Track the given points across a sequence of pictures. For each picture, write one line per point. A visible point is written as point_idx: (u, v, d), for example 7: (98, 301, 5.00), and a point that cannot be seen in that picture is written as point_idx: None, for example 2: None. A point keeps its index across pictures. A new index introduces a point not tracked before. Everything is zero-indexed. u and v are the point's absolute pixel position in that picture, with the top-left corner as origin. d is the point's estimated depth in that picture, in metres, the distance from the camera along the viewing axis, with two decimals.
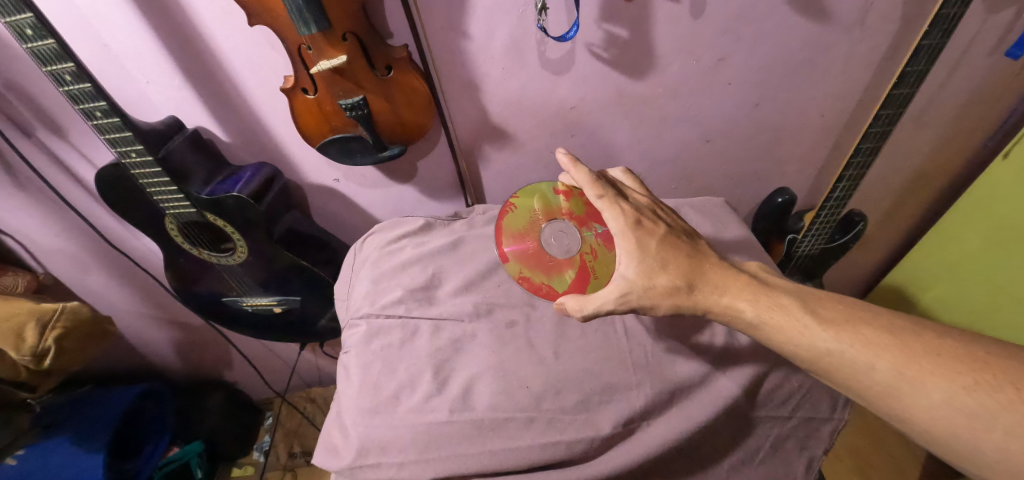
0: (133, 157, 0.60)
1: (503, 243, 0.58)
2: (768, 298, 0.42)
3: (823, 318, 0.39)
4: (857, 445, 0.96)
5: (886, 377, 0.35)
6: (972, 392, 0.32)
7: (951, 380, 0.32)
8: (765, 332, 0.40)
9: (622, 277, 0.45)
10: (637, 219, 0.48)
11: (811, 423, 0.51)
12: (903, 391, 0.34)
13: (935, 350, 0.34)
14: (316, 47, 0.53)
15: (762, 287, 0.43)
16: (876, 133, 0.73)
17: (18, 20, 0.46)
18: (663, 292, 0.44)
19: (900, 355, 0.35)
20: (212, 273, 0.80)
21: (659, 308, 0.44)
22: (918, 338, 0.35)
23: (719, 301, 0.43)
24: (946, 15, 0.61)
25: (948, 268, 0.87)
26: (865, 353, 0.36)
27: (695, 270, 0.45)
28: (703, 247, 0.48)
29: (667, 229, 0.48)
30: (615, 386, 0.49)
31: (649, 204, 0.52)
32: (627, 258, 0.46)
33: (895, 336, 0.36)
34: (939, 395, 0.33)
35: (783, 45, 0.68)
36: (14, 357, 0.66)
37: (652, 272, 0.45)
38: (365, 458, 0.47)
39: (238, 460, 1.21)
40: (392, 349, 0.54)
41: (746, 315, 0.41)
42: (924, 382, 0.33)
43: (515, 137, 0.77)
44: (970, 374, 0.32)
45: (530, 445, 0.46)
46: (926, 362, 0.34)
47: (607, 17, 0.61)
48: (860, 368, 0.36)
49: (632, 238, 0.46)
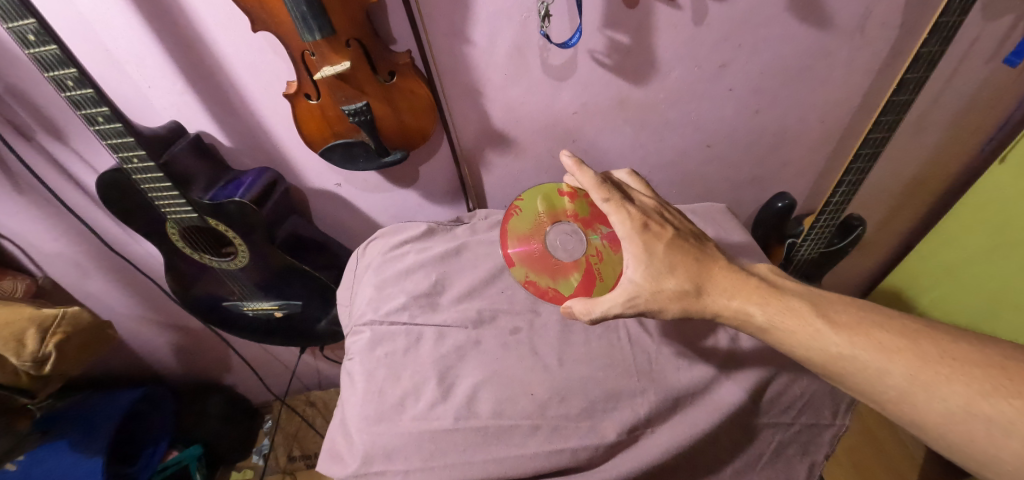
0: (135, 163, 0.60)
1: (508, 246, 0.58)
2: (778, 302, 0.42)
3: (834, 321, 0.39)
4: (861, 449, 0.96)
5: (901, 382, 0.35)
6: (989, 398, 0.32)
7: (968, 385, 0.33)
8: (776, 336, 0.41)
9: (630, 280, 0.45)
10: (645, 222, 0.48)
11: (813, 429, 0.52)
12: (918, 396, 0.34)
13: (952, 354, 0.34)
14: (319, 53, 0.52)
15: (771, 290, 0.43)
16: (876, 138, 0.73)
17: (20, 27, 0.45)
18: (672, 296, 0.44)
19: (914, 360, 0.35)
20: (213, 277, 0.80)
21: (668, 311, 0.45)
22: (933, 342, 0.36)
23: (728, 305, 0.43)
24: (945, 24, 0.61)
25: (943, 269, 0.88)
26: (879, 358, 0.36)
27: (704, 273, 0.45)
28: (712, 250, 0.48)
29: (675, 232, 0.48)
30: (618, 394, 0.49)
31: (655, 207, 0.52)
32: (634, 262, 0.46)
33: (910, 340, 0.36)
34: (956, 400, 0.33)
35: (783, 51, 0.68)
36: (15, 362, 0.66)
37: (661, 275, 0.45)
38: (371, 466, 0.47)
39: (238, 463, 1.20)
40: (396, 356, 0.54)
41: (756, 319, 0.42)
42: (940, 387, 0.33)
43: (516, 143, 0.77)
44: (987, 379, 0.32)
45: (536, 453, 0.46)
46: (942, 367, 0.34)
47: (609, 24, 0.62)
48: (873, 372, 0.36)
49: (639, 242, 0.47)
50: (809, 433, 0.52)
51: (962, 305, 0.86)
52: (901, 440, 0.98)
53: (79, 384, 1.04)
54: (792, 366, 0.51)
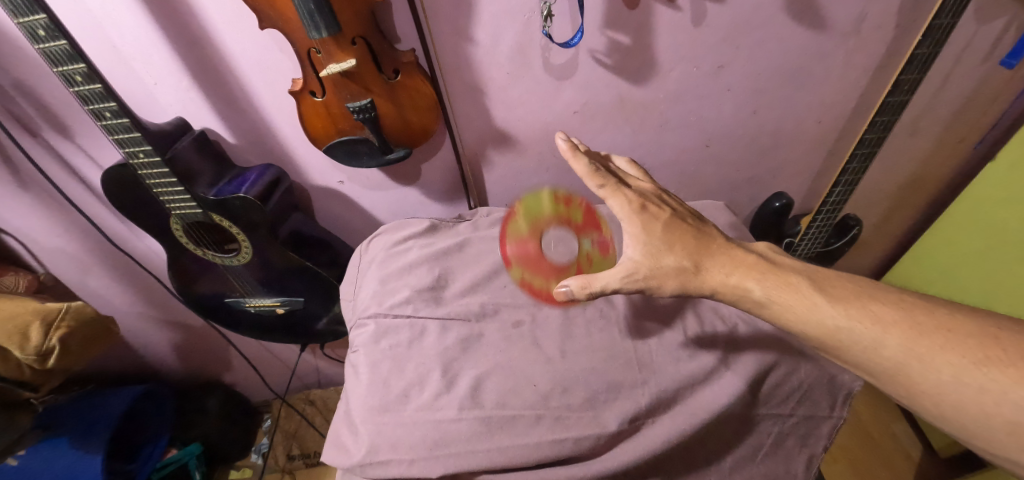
0: (141, 158, 0.61)
1: (506, 247, 0.61)
2: (775, 277, 0.42)
3: (831, 295, 0.40)
4: (855, 447, 0.97)
5: (895, 352, 0.35)
6: (982, 366, 0.32)
7: (961, 355, 0.33)
8: (773, 310, 0.41)
9: (628, 258, 0.46)
10: (642, 204, 0.49)
11: (812, 420, 0.52)
12: (912, 367, 0.34)
13: (946, 326, 0.35)
14: (326, 50, 0.53)
15: (768, 266, 0.44)
16: (871, 139, 0.75)
17: (31, 21, 0.46)
18: (670, 272, 0.45)
19: (908, 332, 0.35)
20: (216, 274, 0.80)
21: (666, 288, 0.45)
22: (929, 315, 0.36)
23: (726, 280, 0.44)
24: (939, 25, 0.62)
25: (939, 268, 0.90)
26: (874, 330, 0.36)
27: (702, 251, 0.46)
28: (710, 229, 0.49)
29: (672, 213, 0.49)
30: (619, 384, 0.50)
31: (653, 190, 0.53)
32: (633, 240, 0.47)
33: (906, 312, 0.37)
34: (949, 369, 0.33)
35: (781, 53, 0.70)
36: (18, 355, 0.66)
37: (659, 252, 0.46)
38: (376, 455, 0.47)
39: (235, 462, 1.21)
40: (401, 348, 0.55)
41: (754, 295, 0.42)
42: (934, 357, 0.34)
43: (518, 141, 0.78)
44: (980, 349, 0.33)
45: (538, 442, 0.46)
46: (936, 338, 0.34)
47: (610, 24, 0.63)
48: (868, 344, 0.36)
49: (638, 222, 0.48)
50: (808, 423, 0.52)
51: (958, 302, 0.87)
52: (897, 438, 0.98)
53: (78, 381, 1.04)
54: (791, 358, 0.52)
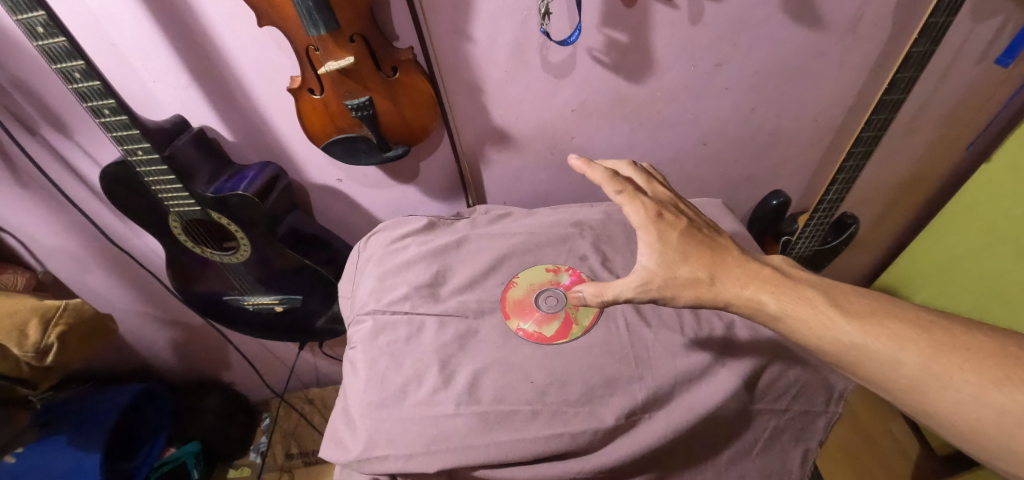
0: (139, 155, 0.61)
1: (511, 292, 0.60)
2: (792, 291, 0.41)
3: (847, 311, 0.39)
4: (852, 444, 0.98)
5: (913, 370, 0.35)
6: (1003, 387, 0.32)
7: (981, 375, 0.33)
8: (787, 324, 0.40)
9: (643, 268, 0.46)
10: (658, 212, 0.49)
11: (808, 415, 0.52)
12: (930, 386, 0.34)
13: (965, 344, 0.34)
14: (324, 48, 0.53)
15: (784, 279, 0.43)
16: (869, 137, 0.75)
17: (30, 18, 0.46)
18: (684, 283, 0.44)
19: (926, 349, 0.35)
20: (215, 271, 0.81)
21: (680, 299, 0.45)
22: (947, 332, 0.36)
23: (741, 293, 0.43)
24: (935, 24, 0.62)
25: (935, 268, 0.90)
26: (891, 346, 0.36)
27: (717, 263, 0.45)
28: (723, 241, 0.49)
29: (688, 223, 0.49)
30: (616, 379, 0.50)
31: (670, 199, 0.53)
32: (648, 250, 0.47)
33: (924, 330, 0.36)
34: (968, 389, 0.33)
35: (777, 51, 0.70)
36: (17, 352, 0.66)
37: (673, 263, 0.45)
38: (373, 451, 0.47)
39: (234, 460, 1.22)
40: (398, 345, 0.55)
41: (769, 308, 0.41)
42: (953, 377, 0.33)
43: (516, 140, 0.78)
44: (1000, 369, 0.32)
45: (536, 437, 0.46)
46: (956, 356, 0.34)
47: (607, 22, 0.63)
48: (885, 361, 0.36)
49: (654, 231, 0.47)
50: (803, 419, 0.52)
51: (951, 302, 0.88)
52: (893, 434, 0.99)
53: (77, 380, 1.04)
54: (785, 354, 0.53)
